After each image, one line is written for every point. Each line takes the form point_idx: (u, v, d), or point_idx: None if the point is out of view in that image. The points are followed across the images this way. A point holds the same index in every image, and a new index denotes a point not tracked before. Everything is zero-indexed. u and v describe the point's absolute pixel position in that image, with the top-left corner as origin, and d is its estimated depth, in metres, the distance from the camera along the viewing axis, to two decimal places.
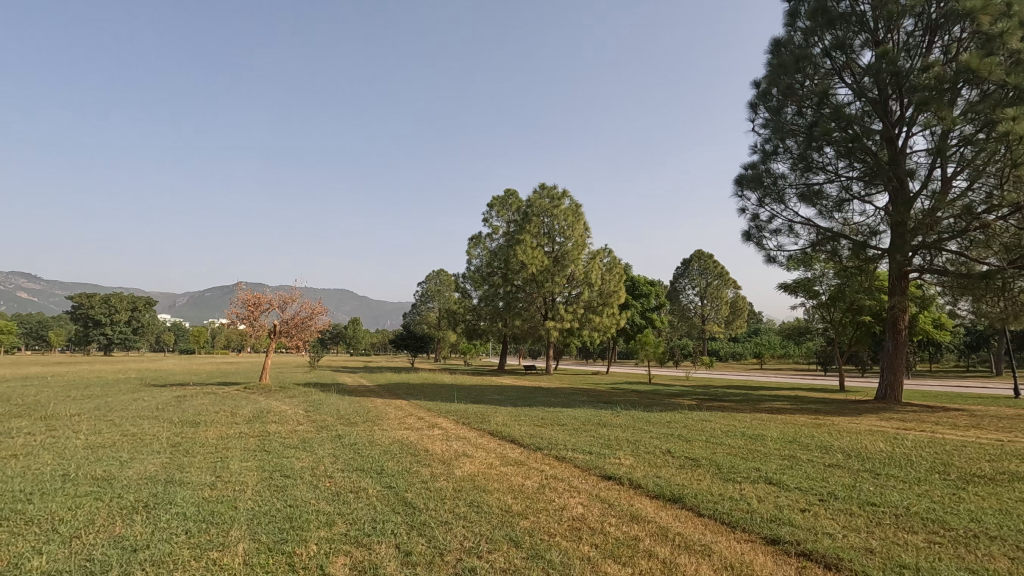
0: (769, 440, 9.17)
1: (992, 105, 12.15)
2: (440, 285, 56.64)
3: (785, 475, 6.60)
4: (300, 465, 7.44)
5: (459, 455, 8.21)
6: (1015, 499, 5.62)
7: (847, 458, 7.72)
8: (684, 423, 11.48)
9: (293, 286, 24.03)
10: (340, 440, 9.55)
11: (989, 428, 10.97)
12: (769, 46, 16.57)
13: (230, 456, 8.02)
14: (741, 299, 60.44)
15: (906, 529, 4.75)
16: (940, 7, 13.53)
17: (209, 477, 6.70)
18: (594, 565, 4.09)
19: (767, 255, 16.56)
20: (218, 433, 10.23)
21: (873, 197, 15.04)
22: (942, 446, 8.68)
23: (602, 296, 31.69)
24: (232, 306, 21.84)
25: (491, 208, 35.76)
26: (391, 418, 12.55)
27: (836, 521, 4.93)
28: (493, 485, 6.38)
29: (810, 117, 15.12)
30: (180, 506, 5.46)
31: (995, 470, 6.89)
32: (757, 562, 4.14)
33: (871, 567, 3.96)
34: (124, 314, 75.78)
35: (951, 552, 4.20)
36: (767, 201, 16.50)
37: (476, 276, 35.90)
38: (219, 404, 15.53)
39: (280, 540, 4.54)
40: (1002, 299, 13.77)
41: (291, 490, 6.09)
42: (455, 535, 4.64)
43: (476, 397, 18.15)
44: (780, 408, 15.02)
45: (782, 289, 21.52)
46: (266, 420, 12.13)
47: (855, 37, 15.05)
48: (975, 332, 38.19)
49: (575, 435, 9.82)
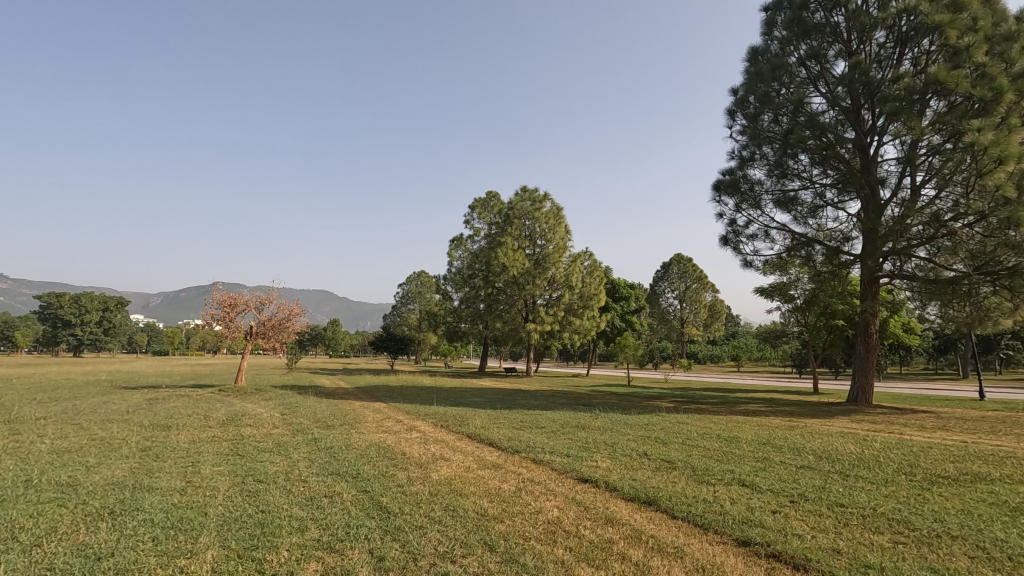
0: (744, 442, 9.34)
1: (959, 116, 12.50)
2: (421, 286, 56.29)
3: (758, 477, 6.72)
4: (274, 469, 7.33)
5: (436, 459, 8.17)
6: (976, 499, 5.80)
7: (818, 459, 7.89)
8: (662, 425, 11.60)
9: (270, 287, 23.66)
10: (315, 443, 9.43)
11: (954, 430, 11.30)
12: (746, 54, 16.88)
13: (202, 460, 7.88)
14: (718, 303, 61.52)
15: (872, 529, 4.86)
16: (910, 19, 13.93)
17: (180, 483, 6.55)
18: (567, 568, 4.10)
19: (744, 259, 16.86)
20: (190, 437, 10.03)
21: (846, 204, 15.38)
22: (908, 447, 8.94)
23: (583, 299, 31.82)
24: (208, 306, 21.43)
25: (473, 210, 35.71)
26: (368, 421, 12.41)
27: (805, 522, 5.03)
28: (470, 488, 6.37)
29: (785, 124, 15.42)
30: (147, 513, 5.33)
31: (959, 471, 7.11)
32: (728, 564, 4.20)
33: (838, 567, 4.04)
34: (95, 314, 73.84)
35: (915, 552, 4.31)
36: (744, 206, 16.81)
37: (457, 278, 35.76)
38: (192, 407, 15.22)
39: (252, 547, 4.47)
40: (968, 304, 14.16)
41: (264, 495, 6.00)
42: (430, 540, 4.62)
43: (456, 399, 18.13)
44: (755, 409, 15.24)
45: (758, 293, 21.86)
46: (240, 423, 11.91)
47: (829, 47, 15.40)
48: (942, 337, 39.40)
49: (554, 438, 9.84)
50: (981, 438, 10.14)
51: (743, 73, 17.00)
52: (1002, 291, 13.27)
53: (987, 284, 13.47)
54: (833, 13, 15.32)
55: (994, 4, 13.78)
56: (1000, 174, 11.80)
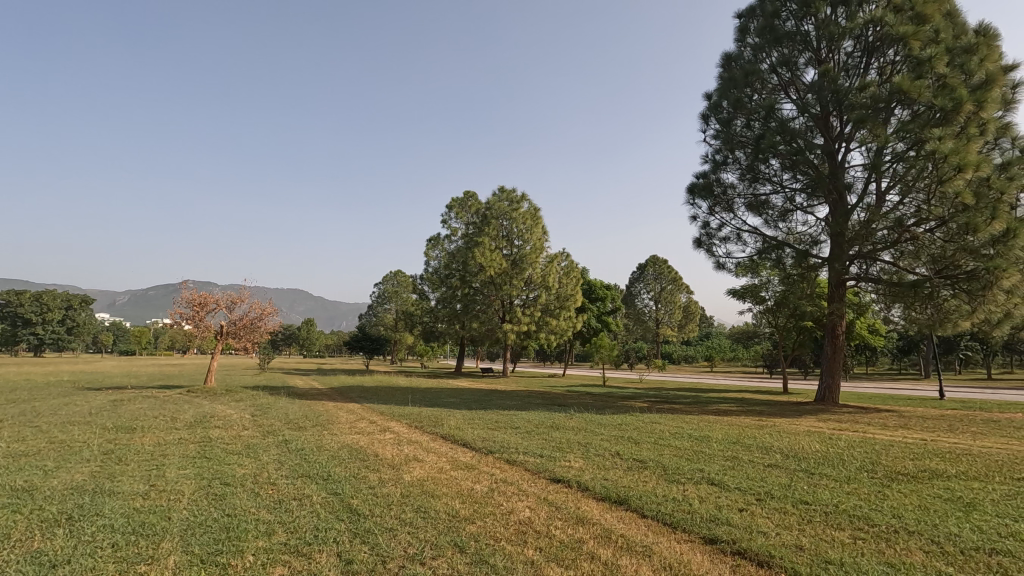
0: (714, 441, 9.49)
1: (921, 124, 12.91)
2: (397, 286, 55.61)
3: (726, 476, 6.83)
4: (242, 472, 7.19)
5: (409, 459, 8.12)
6: (933, 495, 6.02)
7: (784, 458, 8.06)
8: (635, 425, 11.74)
9: (242, 287, 23.15)
10: (286, 445, 9.26)
11: (915, 428, 11.69)
12: (720, 60, 17.23)
13: (166, 464, 7.67)
14: (693, 304, 62.43)
15: (833, 525, 5.00)
16: (876, 30, 14.37)
17: (142, 487, 6.37)
18: (537, 568, 4.12)
19: (716, 262, 17.15)
20: (155, 439, 9.75)
21: (815, 208, 15.77)
22: (870, 445, 9.20)
23: (560, 300, 32.00)
24: (176, 306, 20.94)
25: (450, 209, 35.52)
26: (342, 422, 12.23)
27: (770, 520, 5.13)
28: (442, 489, 6.37)
29: (757, 129, 15.73)
30: (107, 517, 5.19)
31: (918, 468, 7.35)
32: (695, 562, 4.26)
33: (800, 563, 4.15)
34: (58, 314, 71.30)
35: (873, 547, 4.45)
36: (716, 209, 17.11)
37: (433, 277, 35.54)
38: (159, 408, 14.81)
39: (215, 551, 4.38)
40: (929, 307, 14.55)
41: (230, 498, 5.88)
42: (399, 542, 4.58)
43: (433, 400, 18.06)
44: (726, 409, 15.55)
45: (730, 295, 22.21)
46: (209, 425, 11.64)
47: (799, 55, 15.77)
48: (906, 338, 40.52)
49: (528, 438, 9.90)
50: (940, 436, 10.51)
51: (716, 79, 17.34)
52: (961, 294, 13.68)
53: (947, 287, 13.89)
54: (803, 22, 15.69)
55: (956, 18, 14.32)
56: (959, 181, 12.22)
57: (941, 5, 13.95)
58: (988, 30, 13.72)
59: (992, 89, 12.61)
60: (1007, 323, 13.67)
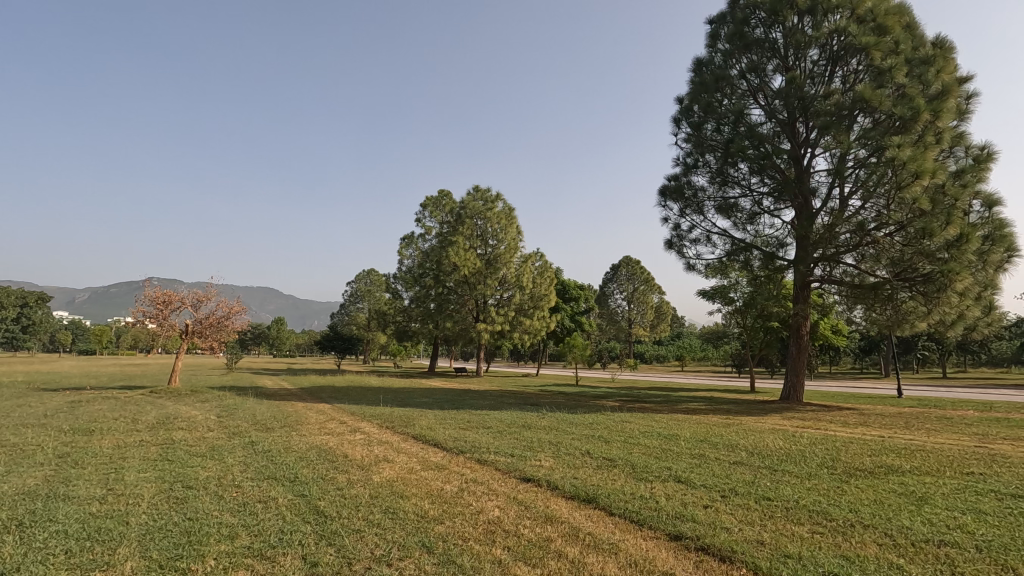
0: (682, 440, 9.67)
1: (882, 132, 13.39)
2: (370, 285, 55.06)
3: (693, 474, 6.95)
4: (205, 474, 7.02)
5: (379, 460, 8.07)
6: (889, 490, 6.23)
7: (749, 455, 8.24)
8: (605, 424, 11.87)
9: (208, 285, 22.56)
10: (253, 447, 9.06)
11: (874, 425, 12.10)
12: (692, 64, 17.54)
13: (125, 467, 7.42)
14: (665, 304, 63.40)
15: (793, 521, 5.14)
16: (840, 39, 14.83)
17: (100, 491, 6.17)
18: (504, 567, 4.13)
19: (687, 263, 17.45)
20: (114, 442, 9.41)
21: (781, 211, 16.17)
22: (831, 442, 9.48)
23: (533, 299, 32.11)
24: (139, 304, 20.28)
25: (424, 208, 35.26)
26: (310, 423, 12.07)
27: (734, 515, 5.26)
28: (411, 489, 6.33)
29: (726, 133, 16.07)
30: (60, 523, 5.00)
31: (876, 464, 7.61)
32: (660, 559, 4.33)
33: (760, 558, 4.26)
34: (12, 311, 68.15)
35: (831, 541, 4.60)
36: (687, 211, 17.40)
37: (407, 277, 35.19)
38: (118, 409, 14.31)
39: (175, 556, 4.27)
40: (889, 307, 15.07)
41: (192, 502, 5.73)
42: (366, 543, 4.55)
43: (405, 400, 17.94)
44: (695, 408, 15.80)
45: (700, 296, 22.62)
46: (172, 427, 11.31)
47: (768, 62, 16.14)
48: (868, 338, 41.86)
49: (499, 437, 9.94)
50: (897, 433, 10.90)
51: (688, 83, 17.64)
52: (917, 296, 14.19)
53: (904, 290, 14.41)
54: (772, 30, 16.02)
55: (914, 30, 14.87)
56: (916, 188, 12.71)
57: (900, 17, 14.51)
58: (945, 43, 14.31)
59: (948, 100, 13.13)
60: (960, 324, 14.25)
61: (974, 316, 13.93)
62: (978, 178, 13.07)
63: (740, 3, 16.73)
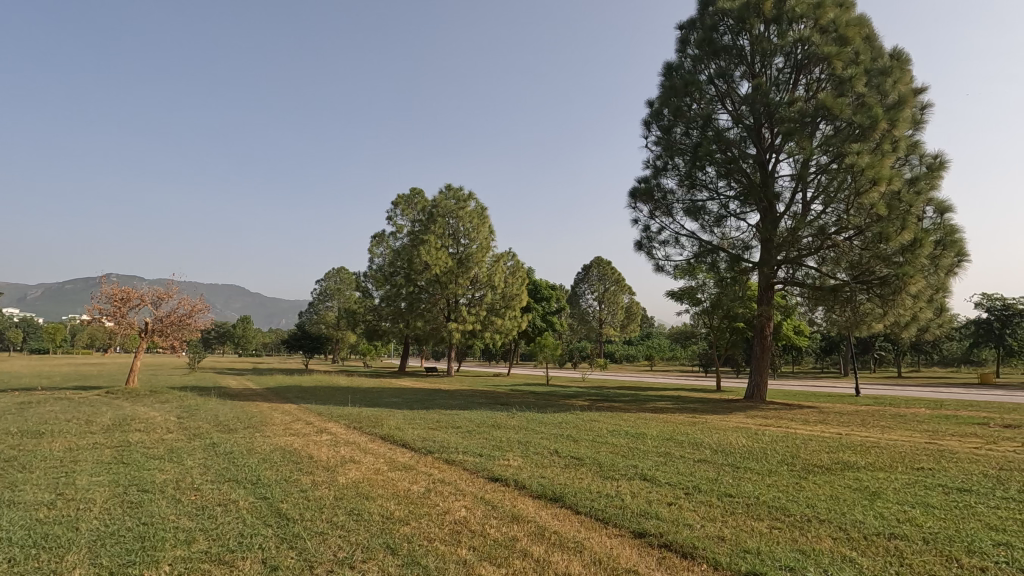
0: (649, 438, 9.81)
1: (843, 139, 13.84)
2: (340, 283, 54.35)
3: (658, 471, 7.07)
4: (163, 478, 6.78)
5: (345, 460, 7.95)
6: (845, 486, 6.45)
7: (713, 453, 8.42)
8: (574, 423, 11.94)
9: (170, 281, 21.87)
10: (213, 448, 8.81)
11: (833, 423, 12.47)
12: (662, 69, 17.81)
13: (77, 470, 7.13)
14: (635, 305, 64.26)
15: (753, 516, 5.27)
16: (804, 49, 15.24)
17: (48, 496, 5.91)
18: (469, 567, 4.12)
19: (656, 264, 17.71)
20: (65, 445, 9.01)
21: (747, 215, 16.55)
22: (791, 440, 9.76)
23: (505, 299, 32.17)
24: (95, 301, 19.48)
25: (396, 206, 34.90)
26: (275, 424, 11.78)
27: (696, 512, 5.36)
28: (378, 490, 6.24)
29: (695, 137, 16.38)
30: (5, 531, 4.77)
31: (833, 461, 7.85)
32: (623, 556, 4.37)
33: (720, 553, 4.36)
34: None
35: (788, 536, 4.73)
36: (657, 214, 17.68)
37: (377, 275, 34.77)
38: (72, 411, 13.72)
39: (127, 562, 4.12)
40: (848, 309, 15.56)
41: (147, 506, 5.54)
42: (329, 546, 4.48)
43: (374, 399, 17.73)
44: (663, 407, 15.96)
45: (669, 296, 22.95)
46: (128, 429, 10.90)
47: (735, 68, 16.52)
48: (828, 338, 43.22)
49: (468, 437, 9.91)
50: (853, 430, 11.28)
51: (658, 87, 17.90)
52: (874, 298, 14.67)
53: (862, 292, 14.87)
54: (739, 37, 16.38)
55: (873, 41, 15.42)
56: (873, 194, 13.15)
57: (861, 29, 15.03)
58: (901, 55, 14.90)
59: (904, 110, 13.64)
60: (913, 325, 14.87)
61: (926, 318, 14.52)
62: (931, 185, 13.61)
63: (709, 10, 17.07)
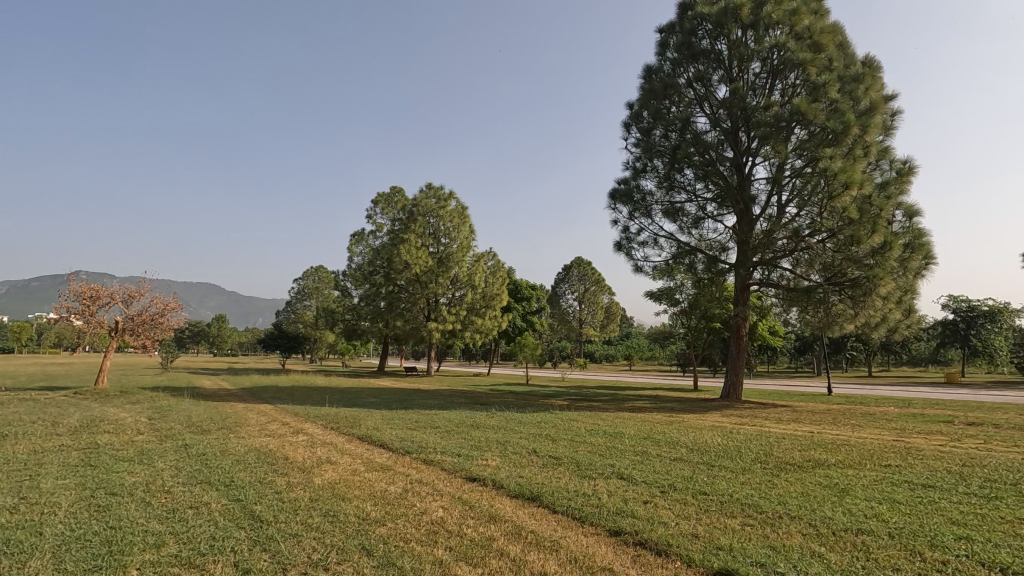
0: (626, 437, 9.88)
1: (816, 144, 14.14)
2: (318, 282, 53.72)
3: (634, 470, 7.14)
4: (132, 480, 6.61)
5: (321, 461, 7.86)
6: (815, 483, 6.60)
7: (689, 452, 8.52)
8: (553, 423, 11.97)
9: (142, 279, 21.37)
10: (185, 450, 8.61)
11: (806, 421, 12.70)
12: (641, 71, 17.95)
13: (42, 474, 6.91)
14: (615, 305, 64.78)
15: (726, 513, 5.37)
16: (779, 54, 15.52)
17: (11, 500, 5.72)
18: (445, 567, 4.11)
19: (635, 265, 17.88)
20: (29, 447, 8.74)
21: (724, 216, 16.80)
22: (764, 438, 9.94)
23: (485, 298, 32.16)
24: (63, 299, 18.92)
25: (376, 204, 34.62)
26: (250, 425, 11.55)
27: (670, 510, 5.43)
28: (354, 491, 6.18)
29: (673, 140, 16.54)
30: None
31: (805, 458, 8.01)
32: (599, 554, 4.41)
33: (694, 549, 4.43)
34: None
35: (759, 533, 4.81)
36: (636, 215, 17.83)
37: (356, 274, 34.47)
38: (36, 412, 13.29)
39: (93, 567, 4.02)
40: (820, 310, 15.89)
41: (115, 509, 5.40)
42: (303, 548, 4.42)
43: (353, 399, 17.57)
44: (641, 407, 15.96)
45: (648, 297, 23.19)
46: (95, 431, 10.57)
47: (713, 73, 16.74)
48: (802, 338, 44.08)
49: (447, 437, 9.87)
50: (825, 429, 11.49)
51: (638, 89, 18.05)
52: (846, 300, 15.04)
53: (835, 293, 15.21)
54: (717, 41, 16.61)
55: (846, 48, 15.80)
56: (846, 198, 13.46)
57: (834, 36, 15.38)
58: (873, 62, 15.30)
59: (874, 116, 14.00)
60: (883, 325, 15.27)
61: (895, 318, 14.93)
62: (900, 189, 13.97)
63: (688, 14, 17.26)
